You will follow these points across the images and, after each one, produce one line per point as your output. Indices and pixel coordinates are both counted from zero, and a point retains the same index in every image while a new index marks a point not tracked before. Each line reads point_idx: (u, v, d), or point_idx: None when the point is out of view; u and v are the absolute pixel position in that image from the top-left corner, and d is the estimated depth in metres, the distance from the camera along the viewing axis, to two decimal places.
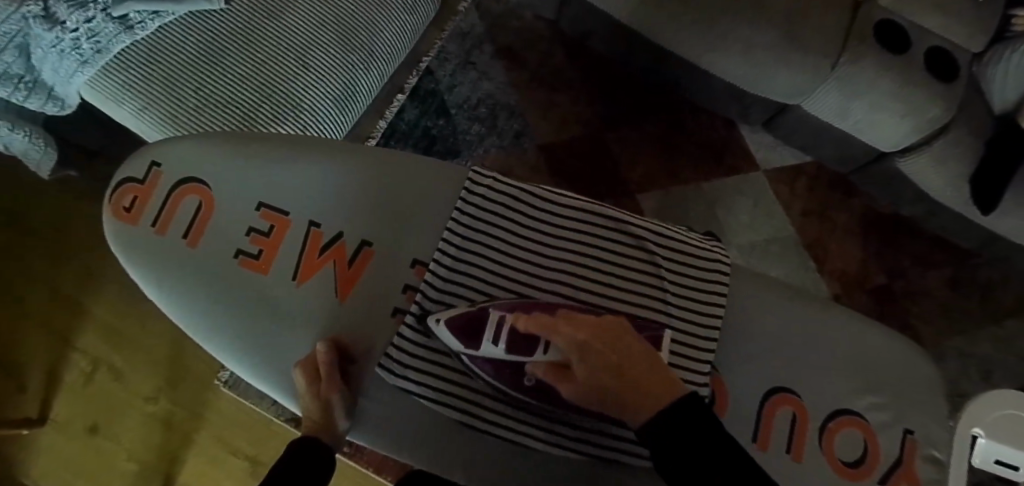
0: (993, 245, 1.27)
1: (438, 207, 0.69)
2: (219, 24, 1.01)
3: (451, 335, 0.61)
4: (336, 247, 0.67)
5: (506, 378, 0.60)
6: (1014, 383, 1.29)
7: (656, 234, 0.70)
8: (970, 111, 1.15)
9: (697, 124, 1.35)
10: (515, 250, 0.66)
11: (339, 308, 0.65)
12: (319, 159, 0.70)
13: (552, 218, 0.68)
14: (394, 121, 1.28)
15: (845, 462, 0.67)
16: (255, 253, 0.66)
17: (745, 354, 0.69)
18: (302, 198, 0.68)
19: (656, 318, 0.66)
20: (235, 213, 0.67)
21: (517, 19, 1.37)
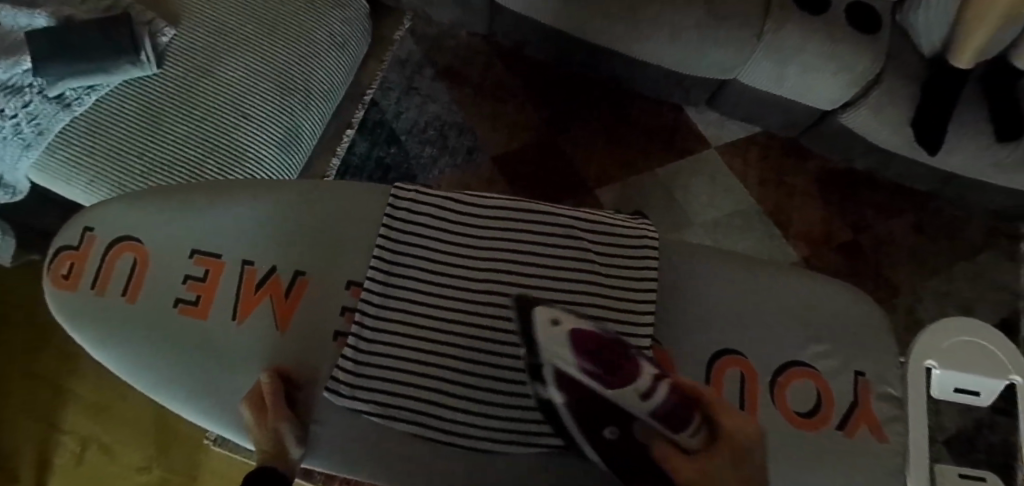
0: (948, 184, 1.29)
1: (366, 228, 0.71)
2: (154, 89, 1.03)
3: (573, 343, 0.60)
4: (271, 281, 0.68)
5: (589, 402, 0.60)
6: (993, 315, 1.30)
7: (585, 222, 0.71)
8: (899, 58, 1.17)
9: (644, 112, 1.37)
10: (449, 257, 0.68)
11: (280, 340, 0.66)
12: (249, 199, 0.71)
13: (479, 220, 0.70)
14: (346, 156, 1.30)
15: (799, 412, 0.67)
16: (193, 300, 0.67)
17: (692, 324, 0.71)
18: (234, 239, 0.70)
19: (596, 301, 0.67)
20: (170, 265, 0.68)
21: (453, 38, 1.39)
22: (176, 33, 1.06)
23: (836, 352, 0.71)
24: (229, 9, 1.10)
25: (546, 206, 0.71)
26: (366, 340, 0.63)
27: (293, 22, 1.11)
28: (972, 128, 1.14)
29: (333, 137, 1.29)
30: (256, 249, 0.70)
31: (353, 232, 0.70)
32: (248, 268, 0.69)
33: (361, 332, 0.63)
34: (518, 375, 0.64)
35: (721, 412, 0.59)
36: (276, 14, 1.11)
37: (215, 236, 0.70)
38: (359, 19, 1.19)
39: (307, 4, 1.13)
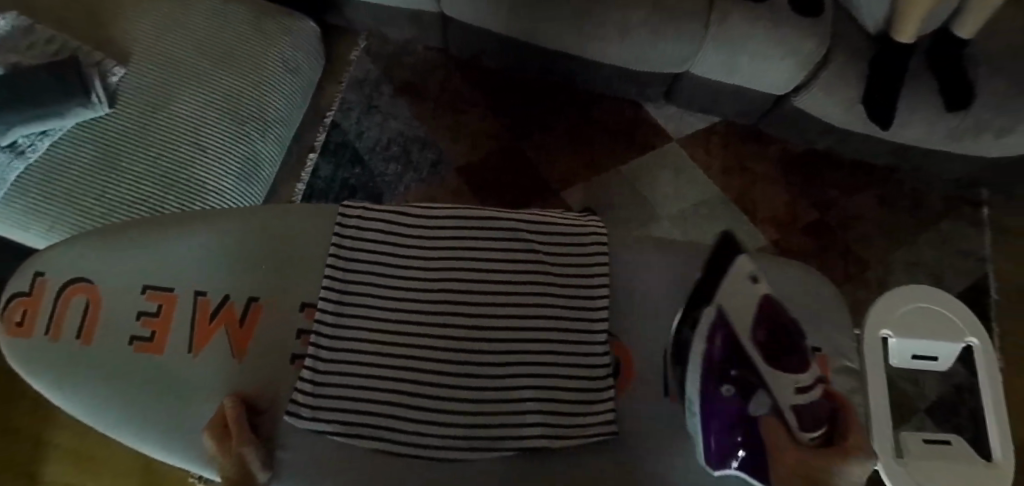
0: (906, 156, 1.31)
1: (315, 248, 0.72)
2: (107, 129, 1.02)
3: (760, 306, 0.65)
4: (225, 310, 0.69)
5: (742, 357, 0.63)
6: (964, 280, 1.32)
7: (533, 223, 0.72)
8: (845, 37, 1.18)
9: (603, 111, 1.38)
10: (400, 270, 0.69)
11: (237, 367, 0.67)
12: (201, 231, 0.72)
13: (428, 231, 0.71)
14: (310, 180, 1.30)
15: None
16: (147, 336, 0.68)
17: (648, 315, 0.74)
18: (187, 272, 0.71)
19: (550, 301, 0.68)
20: (122, 303, 0.69)
21: (409, 54, 1.40)
22: (128, 71, 1.06)
23: None
24: (178, 43, 1.09)
25: (494, 211, 0.72)
26: (324, 361, 0.64)
27: (245, 51, 1.11)
28: (921, 100, 1.17)
29: (296, 163, 1.30)
30: (208, 280, 0.71)
31: (304, 252, 0.72)
32: (201, 299, 0.70)
33: (317, 355, 0.65)
34: (475, 380, 0.65)
35: (850, 427, 0.62)
36: (226, 44, 1.11)
37: (165, 267, 0.70)
38: (312, 43, 1.19)
39: (258, 32, 1.13)
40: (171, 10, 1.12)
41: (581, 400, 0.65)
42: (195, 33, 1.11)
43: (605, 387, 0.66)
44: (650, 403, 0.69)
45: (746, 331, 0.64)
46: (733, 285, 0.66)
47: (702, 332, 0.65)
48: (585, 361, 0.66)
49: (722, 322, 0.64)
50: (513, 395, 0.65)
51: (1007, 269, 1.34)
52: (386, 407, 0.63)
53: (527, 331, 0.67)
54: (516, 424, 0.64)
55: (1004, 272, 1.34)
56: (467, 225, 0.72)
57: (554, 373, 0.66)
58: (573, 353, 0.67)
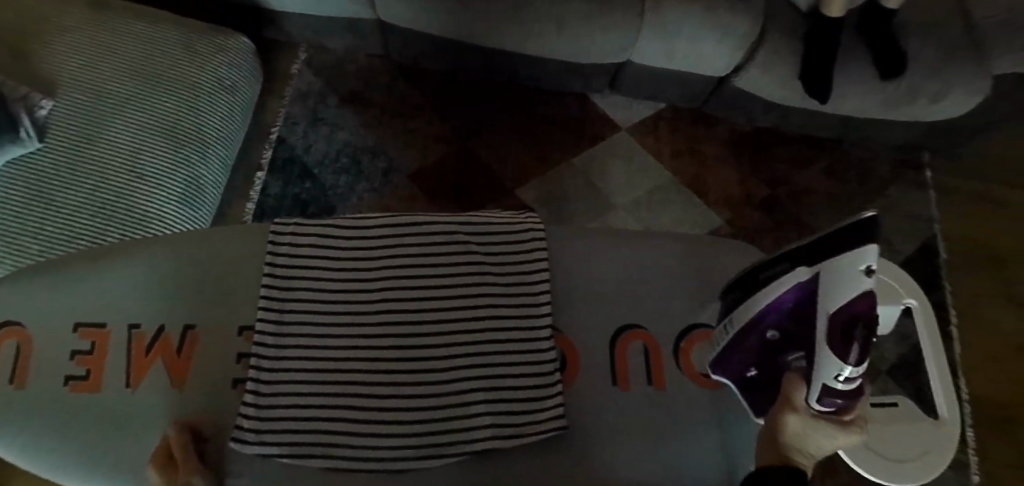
0: (849, 127, 1.34)
1: (251, 268, 0.72)
2: (38, 164, 0.99)
3: (852, 294, 0.55)
4: (161, 342, 0.68)
5: (808, 322, 0.59)
6: (914, 243, 1.36)
7: (470, 225, 0.74)
8: (778, 17, 1.21)
9: (550, 106, 1.39)
10: (339, 284, 0.68)
11: (178, 395, 0.65)
12: (133, 266, 0.72)
13: (362, 242, 0.71)
14: (260, 199, 1.27)
15: (703, 373, 0.73)
16: (83, 374, 0.66)
17: (596, 306, 0.75)
18: (120, 306, 0.70)
19: (493, 300, 0.69)
20: (55, 343, 0.68)
21: (352, 63, 1.39)
22: (55, 102, 1.02)
23: None
24: (107, 70, 1.06)
25: (429, 217, 0.73)
26: (266, 382, 0.63)
27: (178, 74, 1.09)
28: (856, 70, 1.20)
29: (244, 183, 1.28)
30: (143, 312, 0.70)
31: (241, 273, 0.71)
32: (136, 332, 0.69)
33: (259, 373, 0.63)
34: (424, 387, 0.65)
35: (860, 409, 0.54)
36: (158, 68, 1.08)
37: (95, 303, 0.70)
38: (248, 60, 1.17)
39: (190, 53, 1.11)
40: (96, 37, 1.09)
41: (530, 396, 0.66)
42: (123, 59, 1.08)
43: (551, 381, 0.67)
44: (599, 392, 0.70)
45: (823, 307, 0.56)
46: (845, 261, 0.55)
47: (779, 281, 0.61)
48: (530, 357, 0.67)
49: (803, 281, 0.59)
50: (464, 397, 0.65)
51: (953, 228, 1.38)
52: (333, 423, 0.63)
53: (473, 332, 0.67)
54: (470, 426, 0.64)
55: (951, 231, 1.38)
56: (403, 233, 0.72)
57: (502, 369, 0.66)
58: (518, 350, 0.67)
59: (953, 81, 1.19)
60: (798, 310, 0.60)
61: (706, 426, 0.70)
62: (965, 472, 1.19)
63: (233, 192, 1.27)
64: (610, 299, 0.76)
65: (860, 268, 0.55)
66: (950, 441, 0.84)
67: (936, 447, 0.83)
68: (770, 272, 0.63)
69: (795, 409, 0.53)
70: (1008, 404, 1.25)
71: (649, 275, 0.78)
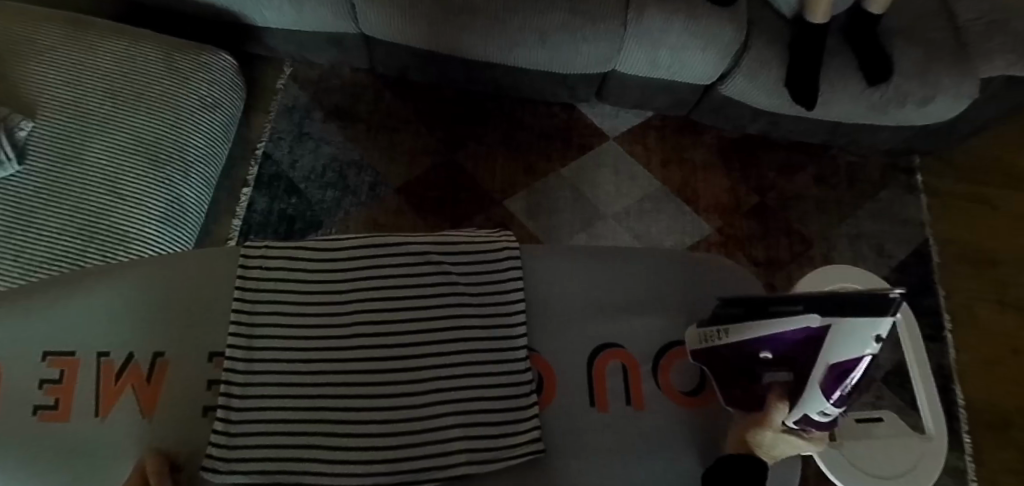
0: (836, 133, 1.33)
1: (223, 291, 0.72)
2: (17, 186, 0.97)
3: (854, 355, 0.57)
4: (130, 370, 0.68)
5: (803, 360, 0.60)
6: (906, 248, 1.35)
7: (444, 247, 0.74)
8: (762, 23, 1.21)
9: (536, 116, 1.39)
10: (309, 308, 0.68)
11: (148, 424, 0.65)
12: (102, 293, 0.71)
13: (335, 264, 0.70)
14: (245, 215, 1.26)
15: (683, 392, 0.72)
16: (53, 404, 0.66)
17: (577, 322, 0.74)
18: (88, 334, 0.69)
19: (469, 322, 0.70)
20: (22, 373, 0.67)
21: (337, 77, 1.39)
22: (35, 124, 1.01)
23: None
24: (86, 90, 1.06)
25: (402, 238, 0.73)
26: (236, 409, 0.62)
27: (159, 93, 1.08)
28: (842, 76, 1.19)
29: (229, 200, 1.28)
30: (112, 340, 0.69)
31: (212, 298, 0.71)
32: (105, 361, 0.69)
33: (230, 402, 0.63)
34: (396, 413, 0.64)
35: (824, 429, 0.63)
36: (138, 87, 1.08)
37: (62, 331, 0.69)
38: (231, 77, 1.17)
39: (171, 71, 1.11)
40: (76, 57, 1.08)
41: (507, 419, 0.66)
42: (103, 79, 1.07)
43: (528, 404, 0.68)
44: (579, 414, 0.70)
45: (825, 358, 0.58)
46: (862, 327, 0.56)
47: (787, 319, 0.59)
48: (506, 379, 0.68)
49: (813, 328, 0.58)
50: (439, 422, 0.65)
51: (945, 231, 1.38)
52: (306, 450, 0.62)
53: (447, 354, 0.68)
54: (444, 452, 0.64)
55: (942, 233, 1.37)
56: (376, 254, 0.72)
57: (475, 390, 0.67)
58: (494, 372, 0.68)
59: (940, 85, 1.19)
60: (797, 345, 0.60)
61: (688, 447, 0.69)
62: (963, 479, 1.17)
63: (218, 209, 1.27)
64: (592, 314, 0.75)
65: (871, 335, 0.56)
66: (938, 452, 0.89)
67: (921, 467, 0.88)
68: (779, 306, 0.60)
69: (771, 427, 0.61)
70: (1005, 408, 1.24)
71: (631, 290, 0.77)
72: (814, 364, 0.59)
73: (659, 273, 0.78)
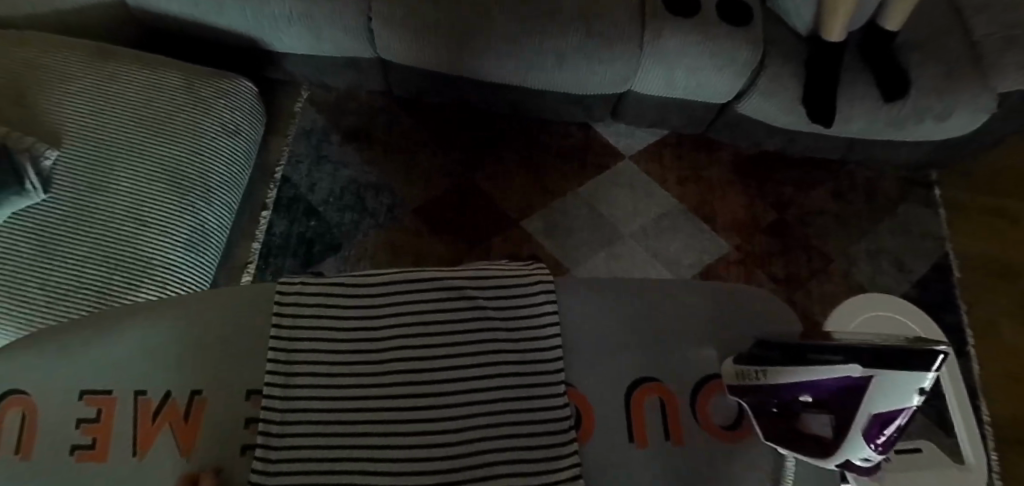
0: (853, 149, 1.33)
1: (257, 329, 0.72)
2: (43, 214, 0.99)
3: (900, 405, 0.55)
4: (168, 409, 0.68)
5: (843, 409, 0.56)
6: (926, 263, 1.34)
7: (478, 280, 0.74)
8: (777, 44, 1.20)
9: (552, 136, 1.40)
10: (346, 345, 0.68)
11: (185, 463, 0.66)
12: (135, 327, 0.72)
13: (366, 300, 0.70)
14: (265, 238, 1.27)
15: (720, 427, 0.72)
16: (89, 444, 0.67)
17: (607, 352, 0.74)
18: (123, 371, 0.70)
19: (504, 356, 0.70)
20: (59, 413, 0.68)
21: (353, 100, 1.40)
22: (60, 152, 1.03)
23: (743, 344, 0.76)
24: (110, 118, 1.07)
25: (433, 272, 0.73)
26: (275, 447, 0.63)
27: (182, 119, 1.09)
28: (859, 92, 1.19)
29: (249, 223, 1.28)
30: (149, 378, 0.70)
31: (246, 336, 0.72)
32: (142, 398, 0.70)
33: (268, 441, 0.63)
34: (433, 450, 0.64)
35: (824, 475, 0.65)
36: (161, 114, 1.09)
37: (97, 366, 0.70)
38: (250, 103, 1.18)
39: (194, 98, 1.12)
40: (100, 84, 1.09)
41: (544, 456, 0.66)
42: (127, 106, 1.08)
43: (567, 440, 0.67)
44: (616, 448, 0.70)
45: (867, 408, 0.55)
46: (905, 378, 0.54)
47: (825, 368, 0.57)
48: (544, 415, 0.68)
49: (854, 378, 0.56)
50: (478, 459, 0.65)
51: (965, 245, 1.37)
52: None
53: (484, 391, 0.68)
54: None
55: (961, 248, 1.36)
56: (409, 289, 0.72)
57: (512, 426, 0.67)
58: (532, 409, 0.68)
59: (957, 100, 1.18)
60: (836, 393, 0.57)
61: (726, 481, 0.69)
62: None
63: (237, 232, 1.27)
64: (621, 343, 0.75)
65: (916, 387, 0.54)
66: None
67: None
68: (818, 354, 0.59)
69: None
70: None
71: (659, 318, 0.77)
72: (856, 413, 0.55)
73: (687, 300, 0.78)
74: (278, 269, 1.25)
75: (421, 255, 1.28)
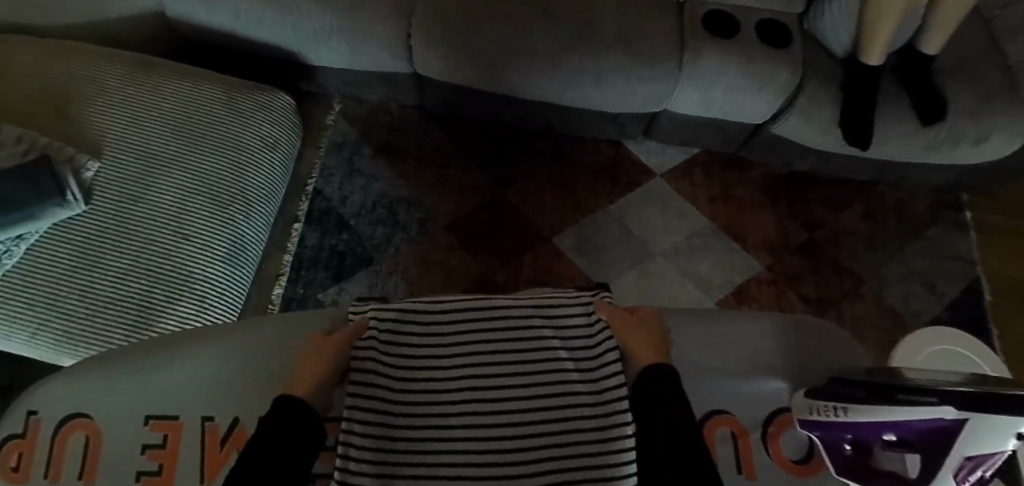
0: (886, 171, 1.33)
1: None
2: (84, 225, 0.99)
3: (994, 448, 0.56)
4: (235, 436, 0.69)
5: (935, 450, 0.58)
6: (959, 286, 1.33)
7: (545, 312, 0.75)
8: (814, 66, 1.19)
9: (583, 152, 1.39)
10: (419, 372, 0.70)
11: None
12: (195, 348, 0.72)
13: (438, 328, 0.72)
14: (297, 250, 1.27)
15: (792, 462, 0.72)
16: (156, 470, 0.68)
17: None
18: (186, 396, 0.71)
19: (575, 387, 0.70)
20: (126, 437, 0.69)
21: (386, 113, 1.40)
22: (101, 163, 1.03)
23: (795, 371, 0.75)
24: (151, 129, 1.07)
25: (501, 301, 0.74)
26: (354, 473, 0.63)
27: (221, 133, 1.09)
28: (897, 115, 1.18)
29: (281, 235, 1.28)
30: (213, 404, 0.71)
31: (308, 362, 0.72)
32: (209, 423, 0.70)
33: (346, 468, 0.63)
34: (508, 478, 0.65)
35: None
36: (200, 126, 1.09)
37: (161, 391, 0.70)
38: (288, 116, 1.18)
39: (233, 110, 1.12)
40: (140, 96, 1.09)
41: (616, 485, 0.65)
42: (167, 118, 1.08)
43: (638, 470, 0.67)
44: None
45: (961, 451, 0.56)
46: (1001, 423, 0.55)
47: (918, 411, 0.57)
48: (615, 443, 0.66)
49: (948, 420, 0.56)
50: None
51: (999, 269, 1.36)
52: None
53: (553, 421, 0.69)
54: None
55: (994, 271, 1.35)
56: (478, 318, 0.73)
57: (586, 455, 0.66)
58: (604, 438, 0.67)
59: (996, 125, 1.17)
60: (928, 434, 0.58)
61: None
62: None
63: (270, 245, 1.27)
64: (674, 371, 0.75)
65: (1011, 431, 0.55)
66: None
67: None
68: (908, 395, 0.58)
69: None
70: None
71: (713, 345, 0.76)
72: (948, 454, 0.57)
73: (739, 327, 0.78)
74: (309, 282, 1.25)
75: (453, 270, 1.27)
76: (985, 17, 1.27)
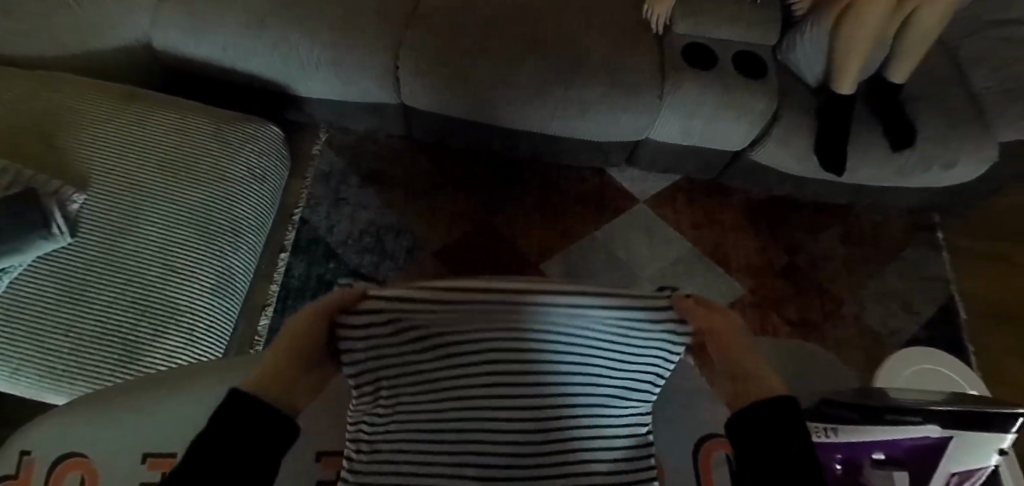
0: (861, 195, 1.37)
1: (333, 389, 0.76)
2: (70, 259, 0.98)
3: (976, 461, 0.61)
4: None
5: (925, 465, 0.62)
6: (935, 305, 1.37)
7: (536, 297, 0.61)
8: (789, 96, 1.24)
9: (569, 179, 1.42)
10: (409, 331, 0.60)
11: None
12: (189, 386, 0.72)
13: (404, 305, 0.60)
14: (284, 280, 1.27)
15: None
16: None
17: (674, 409, 0.75)
18: (182, 434, 0.70)
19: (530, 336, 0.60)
20: (121, 475, 0.68)
21: (372, 143, 1.42)
22: (87, 197, 1.02)
23: None
24: (138, 162, 1.07)
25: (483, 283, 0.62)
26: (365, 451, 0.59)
27: (210, 164, 1.09)
28: (868, 142, 1.23)
29: (268, 266, 1.28)
30: None
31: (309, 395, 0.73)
32: None
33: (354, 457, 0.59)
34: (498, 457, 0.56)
35: None
36: (189, 160, 1.09)
37: (159, 427, 0.70)
38: (276, 147, 1.18)
39: (223, 142, 1.12)
40: (128, 129, 1.09)
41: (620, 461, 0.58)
42: (155, 151, 1.08)
43: None
44: None
45: (948, 465, 0.61)
46: (984, 436, 0.60)
47: (907, 429, 0.61)
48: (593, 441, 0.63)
49: (933, 437, 0.61)
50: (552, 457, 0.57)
51: (972, 288, 1.40)
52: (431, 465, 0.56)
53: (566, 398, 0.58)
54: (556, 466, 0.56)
55: (967, 290, 1.40)
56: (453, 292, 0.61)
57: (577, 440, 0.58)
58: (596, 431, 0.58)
59: (962, 150, 1.22)
60: (917, 449, 0.62)
61: None
62: None
63: (257, 275, 1.26)
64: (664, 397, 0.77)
65: (992, 446, 0.60)
66: None
67: None
68: (894, 414, 0.62)
69: None
70: None
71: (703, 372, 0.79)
72: (937, 468, 0.61)
73: None
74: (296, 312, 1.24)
75: None
76: (948, 48, 1.33)
